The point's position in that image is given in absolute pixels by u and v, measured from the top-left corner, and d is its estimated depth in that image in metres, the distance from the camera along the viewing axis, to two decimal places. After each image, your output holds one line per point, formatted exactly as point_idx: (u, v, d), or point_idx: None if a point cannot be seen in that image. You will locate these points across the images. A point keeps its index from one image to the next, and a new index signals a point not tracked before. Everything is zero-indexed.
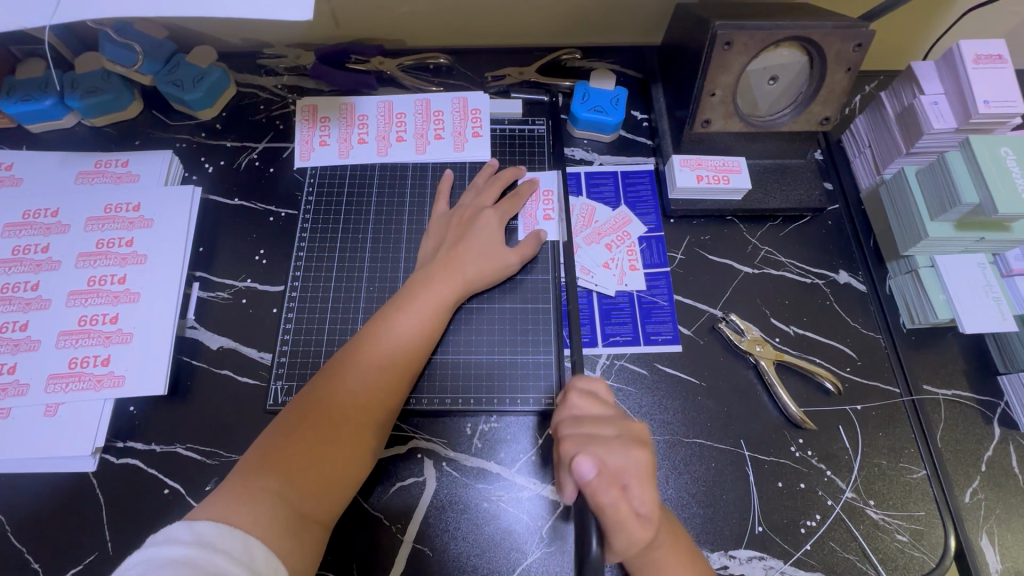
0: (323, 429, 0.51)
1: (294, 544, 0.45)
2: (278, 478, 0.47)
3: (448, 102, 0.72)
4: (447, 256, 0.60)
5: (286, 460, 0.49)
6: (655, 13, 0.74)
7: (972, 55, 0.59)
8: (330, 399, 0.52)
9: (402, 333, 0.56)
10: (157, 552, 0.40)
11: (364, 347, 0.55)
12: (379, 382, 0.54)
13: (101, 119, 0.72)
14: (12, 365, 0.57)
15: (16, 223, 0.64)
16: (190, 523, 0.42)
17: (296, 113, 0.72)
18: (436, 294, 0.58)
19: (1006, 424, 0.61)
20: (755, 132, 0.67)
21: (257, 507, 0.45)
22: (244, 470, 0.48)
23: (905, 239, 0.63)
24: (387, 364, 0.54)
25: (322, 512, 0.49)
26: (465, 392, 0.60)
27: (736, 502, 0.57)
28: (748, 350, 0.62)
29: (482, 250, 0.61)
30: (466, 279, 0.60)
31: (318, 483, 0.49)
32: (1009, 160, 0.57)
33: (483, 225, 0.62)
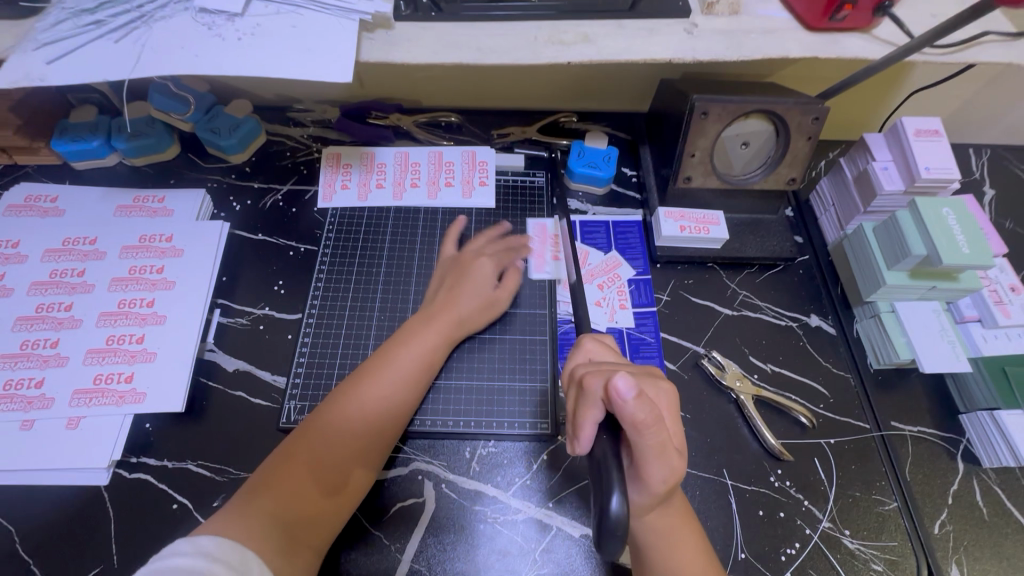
0: (321, 457, 0.54)
1: (287, 566, 0.48)
2: (278, 502, 0.51)
3: (457, 155, 0.80)
4: (446, 296, 0.66)
5: (290, 479, 0.52)
6: (642, 86, 0.84)
7: (913, 129, 0.68)
8: (331, 428, 0.55)
9: (401, 369, 0.60)
10: (160, 562, 0.43)
11: (366, 381, 0.59)
12: (377, 414, 0.57)
13: (140, 160, 0.79)
14: (39, 380, 0.61)
15: (57, 249, 0.69)
16: (192, 537, 0.45)
17: (321, 163, 0.80)
18: (435, 333, 0.63)
19: (969, 459, 0.65)
20: (731, 189, 0.75)
21: (255, 531, 0.48)
22: (246, 495, 0.51)
23: (867, 286, 0.70)
24: (385, 397, 0.58)
25: (316, 536, 0.52)
26: (464, 417, 0.63)
27: (720, 529, 0.60)
28: (729, 384, 0.67)
29: (479, 294, 0.67)
30: (463, 319, 0.65)
31: (312, 510, 0.52)
32: (950, 219, 0.65)
33: (478, 269, 0.68)
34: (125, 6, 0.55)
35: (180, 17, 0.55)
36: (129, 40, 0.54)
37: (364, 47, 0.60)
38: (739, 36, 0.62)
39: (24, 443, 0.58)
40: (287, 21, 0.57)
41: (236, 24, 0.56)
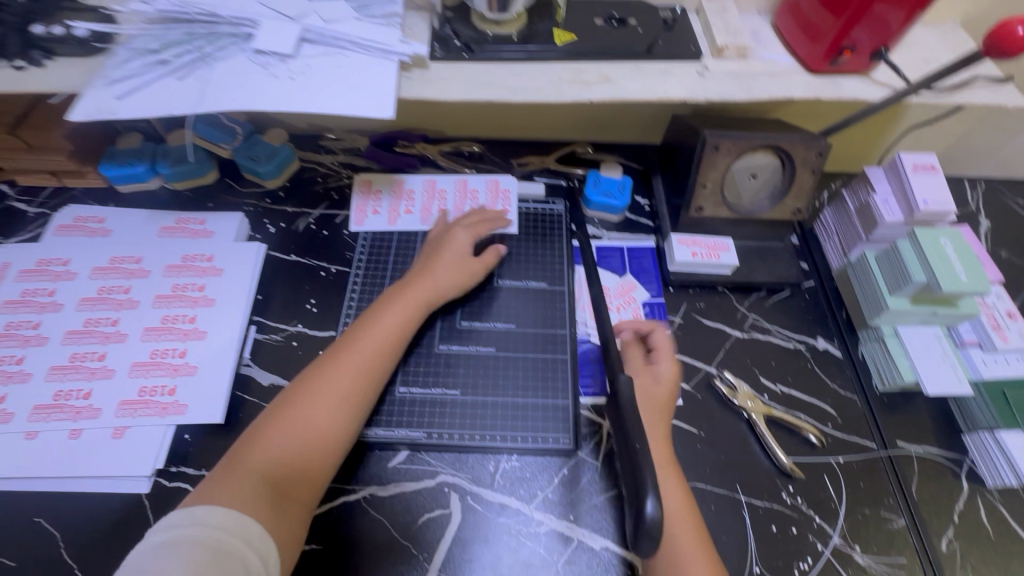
0: (303, 417, 0.57)
1: (276, 521, 0.51)
2: (263, 462, 0.54)
3: (481, 183, 0.85)
4: (423, 268, 0.71)
5: (275, 442, 0.55)
6: (654, 119, 0.90)
7: (911, 164, 0.73)
8: (313, 390, 0.58)
9: (379, 331, 0.64)
10: (162, 534, 0.48)
11: (346, 346, 0.63)
12: (357, 375, 0.60)
13: (181, 184, 0.84)
14: (87, 391, 0.64)
15: (104, 268, 0.73)
16: (187, 510, 0.49)
17: (352, 191, 0.85)
18: (410, 300, 0.67)
19: (973, 479, 0.68)
20: (739, 218, 0.80)
21: (242, 489, 0.51)
22: (230, 459, 0.54)
23: (871, 311, 0.74)
24: (364, 358, 0.62)
25: (302, 493, 0.55)
26: (480, 424, 0.66)
27: (735, 543, 0.62)
28: (741, 404, 0.70)
29: (453, 261, 0.72)
30: (439, 288, 0.70)
31: (298, 466, 0.55)
32: (948, 248, 0.69)
33: (455, 239, 0.74)
34: (188, 47, 0.61)
35: (238, 57, 0.61)
36: (192, 78, 0.59)
37: (402, 85, 0.65)
38: (747, 78, 0.67)
39: (72, 451, 0.61)
40: (334, 61, 0.62)
41: (287, 64, 0.61)
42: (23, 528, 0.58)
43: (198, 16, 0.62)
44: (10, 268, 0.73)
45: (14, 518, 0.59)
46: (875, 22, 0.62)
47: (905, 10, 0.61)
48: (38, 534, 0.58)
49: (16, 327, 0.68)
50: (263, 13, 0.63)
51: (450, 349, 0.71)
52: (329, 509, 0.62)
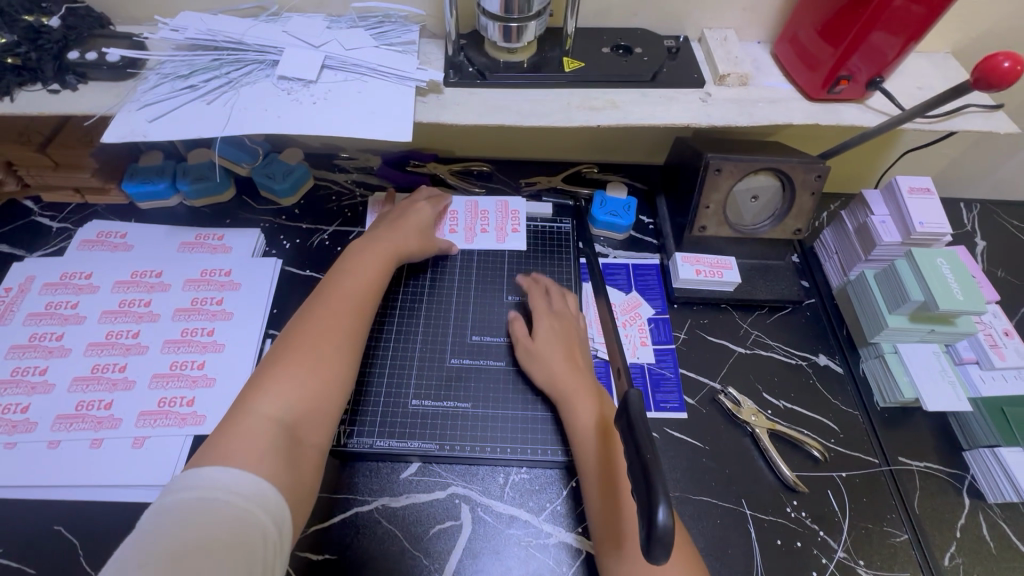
0: (308, 362, 0.57)
1: (294, 466, 0.50)
2: (273, 409, 0.52)
3: (491, 203, 0.88)
4: (386, 229, 0.76)
5: (285, 392, 0.54)
6: (658, 141, 0.93)
7: (907, 187, 0.75)
8: (312, 337, 0.59)
9: (359, 280, 0.67)
10: (172, 501, 0.43)
11: (331, 295, 0.64)
12: (349, 320, 0.62)
13: (200, 201, 0.87)
14: (108, 402, 0.66)
15: (126, 281, 0.75)
16: (200, 473, 0.45)
17: (367, 211, 0.88)
18: (379, 254, 0.71)
19: (975, 495, 0.69)
20: (741, 237, 0.82)
21: (257, 444, 0.49)
22: (234, 413, 0.52)
23: (872, 329, 0.76)
24: (352, 305, 0.64)
25: (313, 438, 0.54)
26: (488, 432, 0.68)
27: (741, 557, 0.63)
28: (745, 419, 0.72)
29: (418, 224, 0.78)
30: (403, 245, 0.75)
31: (312, 410, 0.55)
32: (944, 268, 0.71)
33: (418, 211, 0.80)
34: (216, 72, 0.64)
35: (263, 83, 0.64)
36: (220, 102, 0.62)
37: (418, 109, 0.68)
38: (748, 105, 0.70)
39: (93, 461, 0.62)
40: (354, 87, 0.65)
41: (310, 90, 0.64)
42: (43, 536, 0.59)
43: (225, 44, 0.65)
44: (34, 281, 0.75)
45: (35, 527, 0.60)
46: (872, 51, 0.65)
47: (903, 38, 0.63)
48: (58, 542, 0.59)
49: (39, 339, 0.70)
50: (288, 41, 0.67)
51: (462, 362, 0.73)
52: (342, 520, 0.63)
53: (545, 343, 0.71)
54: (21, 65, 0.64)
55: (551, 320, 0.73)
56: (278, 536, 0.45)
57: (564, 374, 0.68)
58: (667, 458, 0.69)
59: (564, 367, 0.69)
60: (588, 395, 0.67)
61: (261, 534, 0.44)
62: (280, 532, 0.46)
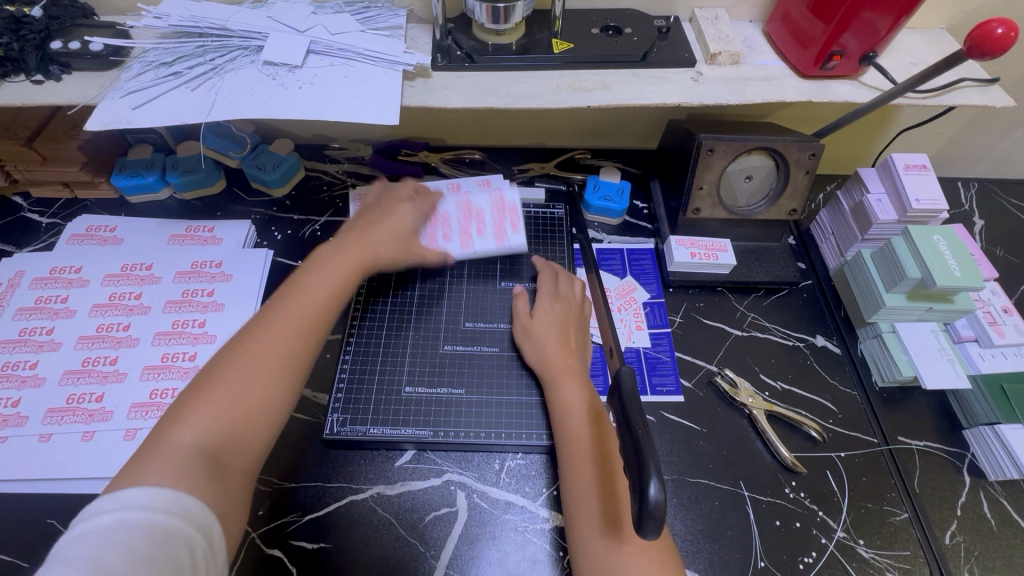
0: (231, 391, 0.51)
1: (221, 491, 0.47)
2: (198, 436, 0.48)
3: (486, 204, 0.81)
4: (359, 232, 0.68)
5: (206, 418, 0.49)
6: (651, 125, 0.92)
7: (903, 164, 0.75)
8: (254, 354, 0.53)
9: (310, 296, 0.58)
10: (89, 524, 0.41)
11: (275, 314, 0.56)
12: (290, 342, 0.55)
13: (190, 194, 0.86)
14: (100, 394, 0.65)
15: (116, 274, 0.75)
16: (118, 494, 0.43)
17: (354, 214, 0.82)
18: (347, 262, 0.63)
19: (975, 473, 0.68)
20: (737, 219, 0.81)
21: (174, 467, 0.46)
22: (155, 436, 0.48)
23: (869, 308, 0.75)
24: (299, 323, 0.56)
25: (241, 461, 0.50)
26: (482, 417, 0.68)
27: (740, 539, 0.63)
28: (742, 400, 0.71)
29: (396, 227, 0.70)
30: (375, 253, 0.66)
31: (237, 436, 0.50)
32: (941, 245, 0.70)
33: (397, 214, 0.72)
34: (200, 60, 0.64)
35: (248, 69, 0.63)
36: (204, 88, 0.62)
37: (407, 93, 0.67)
38: (741, 83, 0.70)
39: (84, 453, 0.62)
40: (340, 71, 0.65)
41: (296, 75, 0.64)
42: (35, 530, 0.59)
43: (209, 30, 0.64)
44: (24, 276, 0.74)
45: (26, 520, 0.59)
46: (863, 26, 0.64)
47: (893, 14, 0.62)
48: (52, 535, 0.59)
49: (30, 333, 0.69)
50: (272, 27, 0.66)
51: (456, 349, 0.73)
52: (336, 508, 0.63)
53: (542, 327, 0.70)
54: (4, 56, 0.63)
55: (553, 303, 0.72)
56: (207, 545, 0.44)
57: (556, 358, 0.68)
58: (663, 440, 0.69)
59: (557, 351, 0.68)
60: (575, 381, 0.66)
61: (187, 547, 0.43)
62: (211, 544, 0.45)
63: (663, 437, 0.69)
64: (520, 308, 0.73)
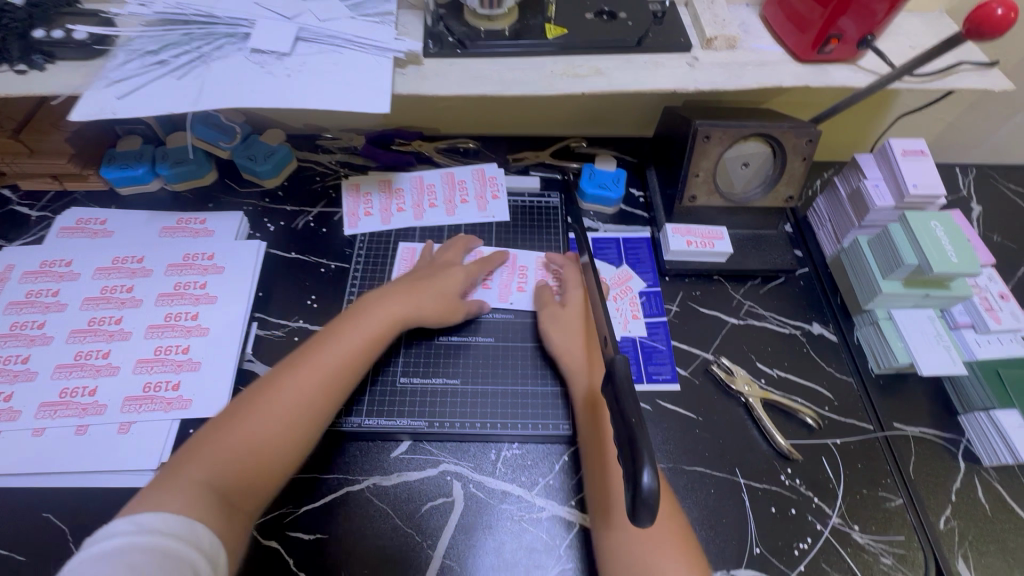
0: (253, 436, 0.53)
1: (226, 531, 0.48)
2: (212, 471, 0.50)
3: (533, 259, 0.80)
4: (399, 286, 0.69)
5: (221, 457, 0.51)
6: (646, 112, 0.91)
7: (901, 149, 0.74)
8: (275, 398, 0.56)
9: (340, 351, 0.61)
10: (100, 546, 0.43)
11: (305, 366, 0.59)
12: (314, 396, 0.57)
13: (181, 186, 0.85)
14: (93, 388, 0.65)
15: (107, 268, 0.74)
16: (132, 517, 0.45)
17: (397, 251, 0.80)
18: (381, 318, 0.65)
19: (970, 458, 0.69)
20: (733, 207, 0.80)
21: (186, 495, 0.48)
22: (175, 465, 0.51)
23: (866, 295, 0.75)
24: (326, 378, 0.59)
25: (250, 503, 0.52)
26: (481, 413, 0.67)
27: (735, 525, 0.63)
28: (738, 388, 0.71)
29: (442, 289, 0.70)
30: (412, 313, 0.67)
31: (249, 475, 0.52)
32: (939, 231, 0.70)
33: (447, 274, 0.72)
34: (186, 48, 0.62)
35: (235, 57, 0.62)
36: (191, 77, 0.60)
37: (398, 81, 0.66)
38: (737, 68, 0.69)
39: (78, 447, 0.61)
40: (330, 59, 0.63)
41: (284, 62, 0.62)
42: (31, 524, 0.59)
43: (196, 18, 0.63)
44: (13, 270, 0.74)
45: (23, 514, 0.59)
46: (861, 9, 0.63)
47: None
48: (48, 529, 0.59)
49: (21, 327, 0.69)
50: (259, 13, 0.64)
51: (451, 339, 0.72)
52: (332, 499, 0.63)
53: (565, 322, 0.71)
54: None
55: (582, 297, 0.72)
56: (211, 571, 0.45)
57: (575, 355, 0.68)
58: (658, 428, 0.69)
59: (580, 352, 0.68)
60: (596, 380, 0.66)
61: (191, 569, 0.43)
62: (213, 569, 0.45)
63: (658, 425, 0.69)
64: (546, 295, 0.74)
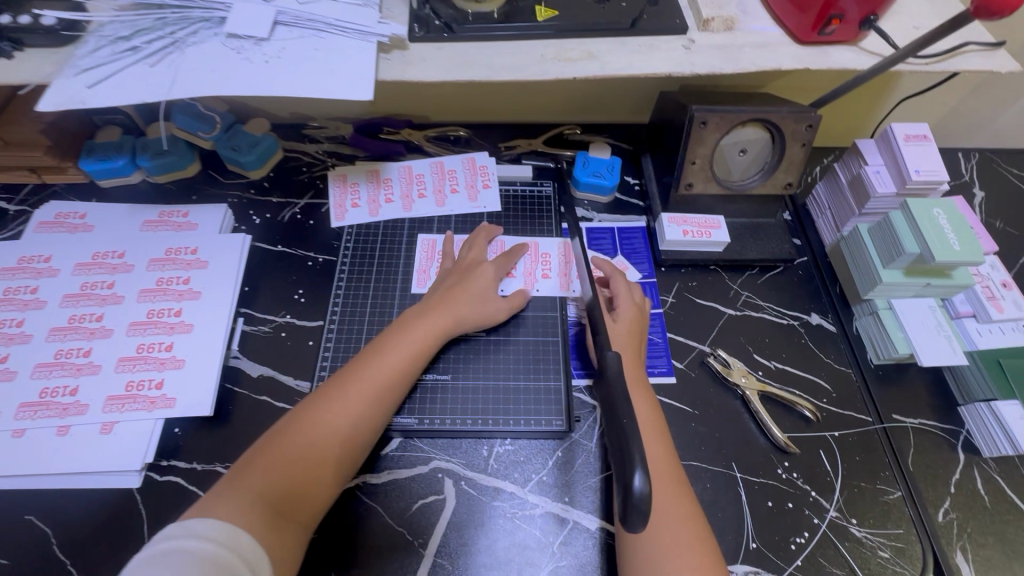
0: (307, 449, 0.54)
1: (277, 541, 0.49)
2: (267, 483, 0.51)
3: (555, 246, 0.79)
4: (441, 295, 0.68)
5: (276, 469, 0.52)
6: (642, 97, 0.89)
7: (903, 134, 0.72)
8: (328, 411, 0.56)
9: (388, 363, 0.61)
10: (151, 549, 0.44)
11: (355, 379, 0.59)
12: (364, 409, 0.58)
13: (163, 177, 0.83)
14: (74, 388, 0.63)
15: (87, 263, 0.72)
16: (184, 522, 0.46)
17: (417, 242, 0.78)
18: (428, 330, 0.65)
19: (970, 449, 0.67)
20: (731, 195, 0.78)
21: (243, 506, 0.49)
22: (234, 475, 0.51)
23: (865, 284, 0.73)
24: (376, 392, 0.59)
25: (303, 514, 0.53)
26: (479, 412, 0.66)
27: (732, 520, 0.62)
28: (735, 381, 0.70)
29: (481, 295, 0.69)
30: (456, 323, 0.67)
31: (303, 487, 0.53)
32: (941, 218, 0.68)
33: (485, 278, 0.71)
34: (160, 33, 0.60)
35: (211, 42, 0.59)
36: (164, 64, 0.58)
37: (382, 66, 0.63)
38: (735, 51, 0.66)
39: (59, 448, 0.60)
40: (310, 44, 0.61)
41: (262, 48, 0.60)
42: (13, 526, 0.58)
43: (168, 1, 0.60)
44: None
45: (5, 516, 0.58)
46: None
47: None
48: (31, 531, 0.58)
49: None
50: None
51: None
52: None
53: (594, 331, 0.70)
54: None
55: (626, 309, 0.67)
56: None
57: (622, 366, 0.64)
58: None
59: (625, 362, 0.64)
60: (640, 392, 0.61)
61: None
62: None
63: None
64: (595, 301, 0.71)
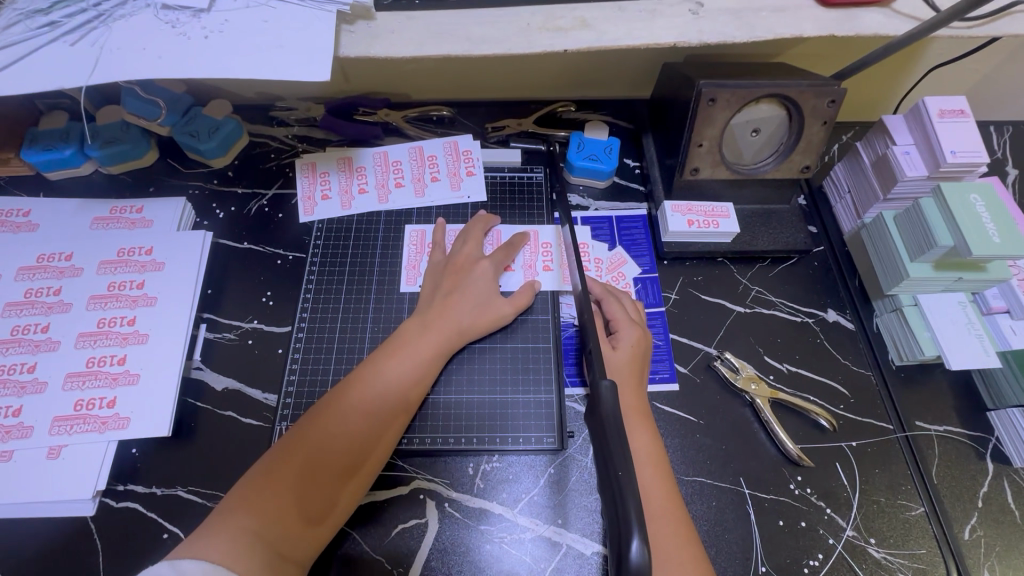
0: (304, 476, 0.49)
1: None
2: (259, 518, 0.46)
3: (556, 235, 0.72)
4: (440, 304, 0.62)
5: (269, 501, 0.47)
6: (645, 70, 0.80)
7: (936, 110, 0.64)
8: (325, 434, 0.51)
9: (389, 380, 0.56)
10: None
11: (354, 397, 0.54)
12: (365, 430, 0.53)
13: (117, 168, 0.75)
14: (17, 408, 0.58)
15: (31, 267, 0.66)
16: (172, 562, 0.40)
17: (404, 235, 0.71)
18: (431, 341, 0.59)
19: (1000, 459, 0.62)
20: (741, 180, 0.71)
21: (234, 545, 0.43)
22: (224, 511, 0.46)
23: (889, 279, 0.66)
24: (378, 411, 0.54)
25: (298, 552, 0.47)
26: (468, 430, 0.60)
27: (739, 542, 0.57)
28: (743, 387, 0.64)
29: (483, 301, 0.63)
30: (459, 331, 0.61)
31: (299, 521, 0.47)
32: (979, 206, 0.61)
33: (484, 281, 0.64)
34: (81, 5, 0.51)
35: (142, 15, 0.51)
36: (86, 43, 0.50)
37: (344, 41, 0.55)
38: (749, 15, 0.57)
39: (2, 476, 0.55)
40: (258, 15, 0.52)
41: (202, 20, 0.52)
42: None
43: None
44: None
45: None
46: None
47: None
48: None
49: None
50: None
51: None
52: None
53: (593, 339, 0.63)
54: None
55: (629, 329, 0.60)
56: None
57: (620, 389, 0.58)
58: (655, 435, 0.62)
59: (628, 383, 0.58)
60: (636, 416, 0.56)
61: None
62: None
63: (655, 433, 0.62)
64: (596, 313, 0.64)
